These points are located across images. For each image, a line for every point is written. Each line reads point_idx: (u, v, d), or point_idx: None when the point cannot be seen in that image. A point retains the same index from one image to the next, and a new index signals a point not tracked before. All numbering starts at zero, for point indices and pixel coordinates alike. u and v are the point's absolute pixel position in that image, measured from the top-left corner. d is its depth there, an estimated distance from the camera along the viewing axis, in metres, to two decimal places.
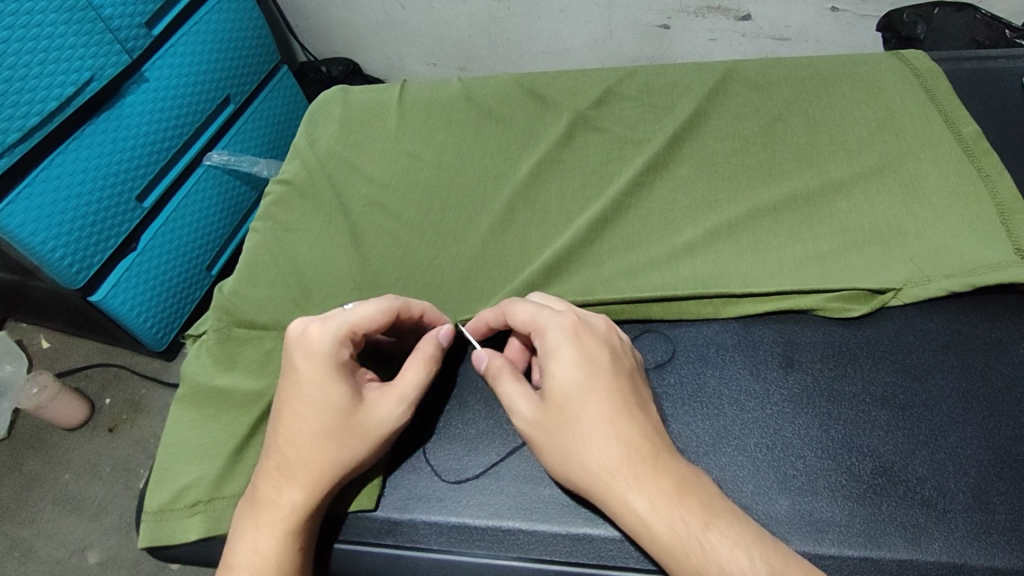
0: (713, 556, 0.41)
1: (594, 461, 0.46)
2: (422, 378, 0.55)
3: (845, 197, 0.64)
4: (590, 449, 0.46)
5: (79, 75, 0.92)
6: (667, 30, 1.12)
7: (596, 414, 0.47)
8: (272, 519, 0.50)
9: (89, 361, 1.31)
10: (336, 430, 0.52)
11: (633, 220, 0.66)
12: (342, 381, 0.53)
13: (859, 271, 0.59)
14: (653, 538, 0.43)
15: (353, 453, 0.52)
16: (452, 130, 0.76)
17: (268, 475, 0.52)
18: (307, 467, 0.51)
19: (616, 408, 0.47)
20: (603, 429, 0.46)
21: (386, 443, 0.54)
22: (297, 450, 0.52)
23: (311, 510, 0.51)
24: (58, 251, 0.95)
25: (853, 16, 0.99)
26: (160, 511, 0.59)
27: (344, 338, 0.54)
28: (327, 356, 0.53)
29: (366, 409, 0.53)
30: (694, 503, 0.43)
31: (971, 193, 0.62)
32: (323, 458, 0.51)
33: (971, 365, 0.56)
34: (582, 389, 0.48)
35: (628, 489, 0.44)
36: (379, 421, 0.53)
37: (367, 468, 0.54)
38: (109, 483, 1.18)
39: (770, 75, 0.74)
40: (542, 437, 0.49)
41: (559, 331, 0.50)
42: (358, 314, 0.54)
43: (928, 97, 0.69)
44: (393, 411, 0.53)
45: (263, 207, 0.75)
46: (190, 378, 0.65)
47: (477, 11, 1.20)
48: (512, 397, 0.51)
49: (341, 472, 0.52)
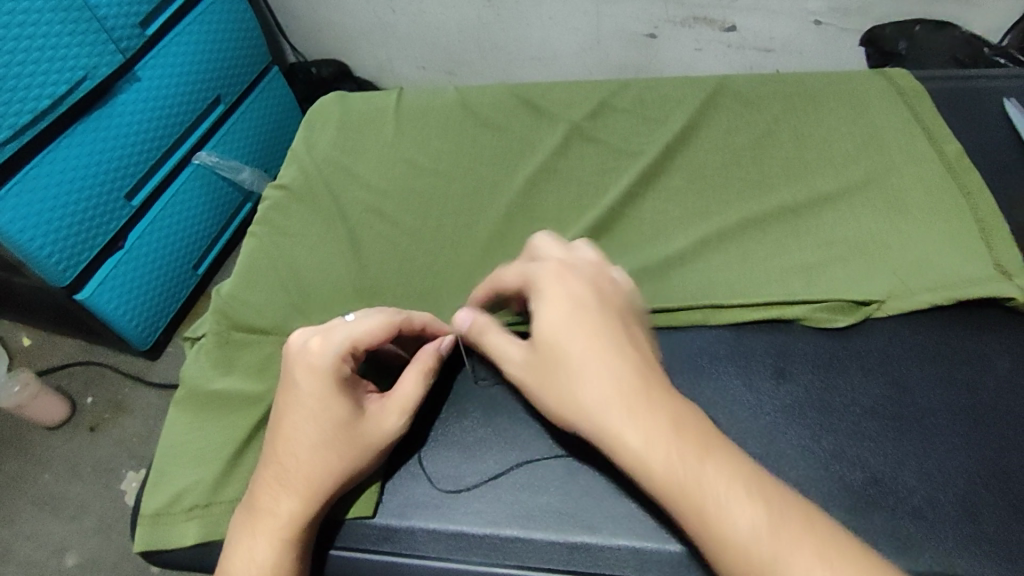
0: (709, 490, 0.42)
1: (587, 397, 0.47)
2: (419, 391, 0.57)
3: (831, 211, 0.66)
4: (584, 385, 0.47)
5: (71, 74, 0.92)
6: (654, 39, 1.13)
7: (584, 348, 0.48)
8: (270, 529, 0.52)
9: (70, 359, 1.31)
10: (338, 442, 0.53)
11: (626, 230, 0.68)
12: (345, 394, 0.54)
13: (842, 283, 0.61)
14: (655, 473, 0.44)
15: (354, 466, 0.54)
16: (449, 138, 0.77)
17: (264, 485, 0.53)
18: (307, 478, 0.53)
19: (605, 342, 0.49)
20: (593, 364, 0.48)
21: (383, 453, 0.56)
22: (298, 462, 0.53)
23: (308, 520, 0.52)
24: (47, 249, 0.96)
25: (836, 30, 1.02)
26: (156, 514, 0.60)
27: (346, 353, 0.55)
28: (329, 372, 0.54)
29: (367, 421, 0.55)
30: (688, 437, 0.44)
31: (955, 210, 0.64)
32: (324, 472, 0.53)
33: (958, 377, 0.58)
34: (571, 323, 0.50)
35: (623, 422, 0.45)
36: (382, 434, 0.55)
37: (364, 477, 0.56)
38: (90, 484, 1.18)
39: (760, 89, 0.75)
40: (533, 378, 0.52)
41: (546, 274, 0.53)
42: (361, 330, 0.55)
43: (913, 114, 0.72)
44: (394, 424, 0.55)
45: (261, 211, 0.76)
46: (187, 381, 0.66)
47: (467, 16, 1.22)
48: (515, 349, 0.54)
49: (340, 482, 0.54)
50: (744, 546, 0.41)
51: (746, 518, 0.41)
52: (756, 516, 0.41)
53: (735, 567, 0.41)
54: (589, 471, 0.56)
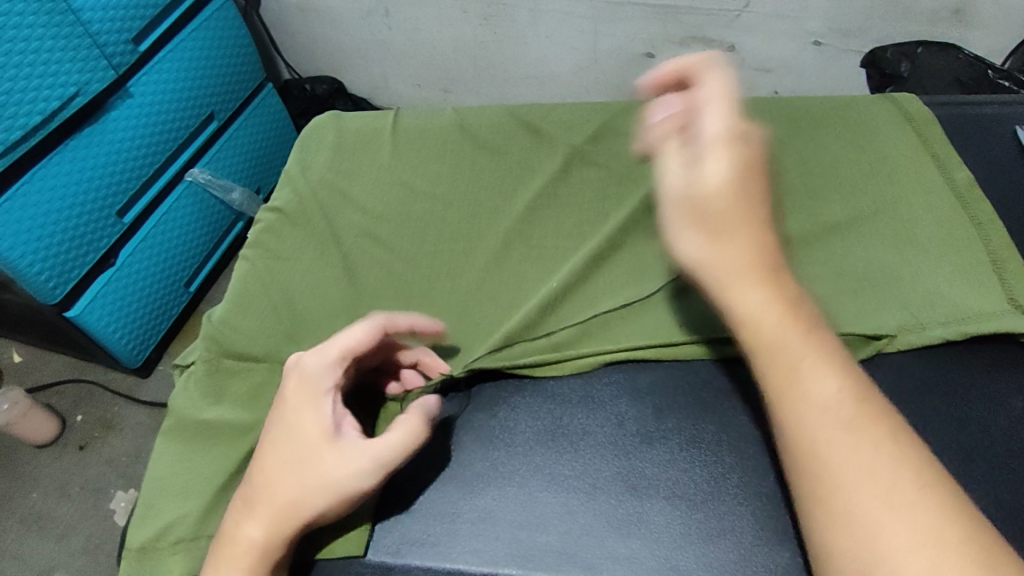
0: (803, 353, 0.43)
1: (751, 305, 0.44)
2: (400, 439, 0.51)
3: (840, 240, 0.64)
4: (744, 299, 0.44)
5: (63, 90, 0.91)
6: (651, 59, 1.11)
7: (730, 279, 0.44)
8: (228, 554, 0.50)
9: (60, 376, 1.28)
10: (298, 465, 0.50)
11: (628, 258, 0.66)
12: (321, 411, 0.52)
13: (853, 316, 0.59)
14: (754, 327, 0.44)
15: (312, 498, 0.50)
16: (447, 160, 0.76)
17: (236, 507, 0.52)
18: (265, 503, 0.50)
19: (758, 276, 0.44)
20: (742, 278, 0.44)
21: (350, 495, 0.50)
22: (263, 483, 0.51)
23: (265, 550, 0.49)
24: (36, 266, 0.94)
25: (835, 51, 0.99)
26: (143, 548, 0.57)
27: (332, 364, 0.54)
28: (310, 383, 0.53)
29: (334, 448, 0.51)
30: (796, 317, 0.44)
31: (966, 241, 0.63)
32: (282, 497, 0.50)
33: (970, 416, 0.55)
34: (733, 231, 0.44)
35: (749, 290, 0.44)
36: (345, 469, 0.50)
37: (334, 516, 0.51)
38: (78, 503, 1.15)
39: (765, 113, 0.74)
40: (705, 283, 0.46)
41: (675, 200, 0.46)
42: (347, 339, 0.54)
43: (922, 141, 0.70)
44: (361, 463, 0.50)
45: (254, 234, 0.74)
46: (176, 409, 0.64)
47: (463, 33, 1.21)
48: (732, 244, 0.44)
49: (299, 514, 0.50)
50: (825, 405, 0.41)
51: (833, 386, 0.41)
52: (840, 385, 0.41)
53: (806, 424, 0.41)
54: (590, 511, 0.53)
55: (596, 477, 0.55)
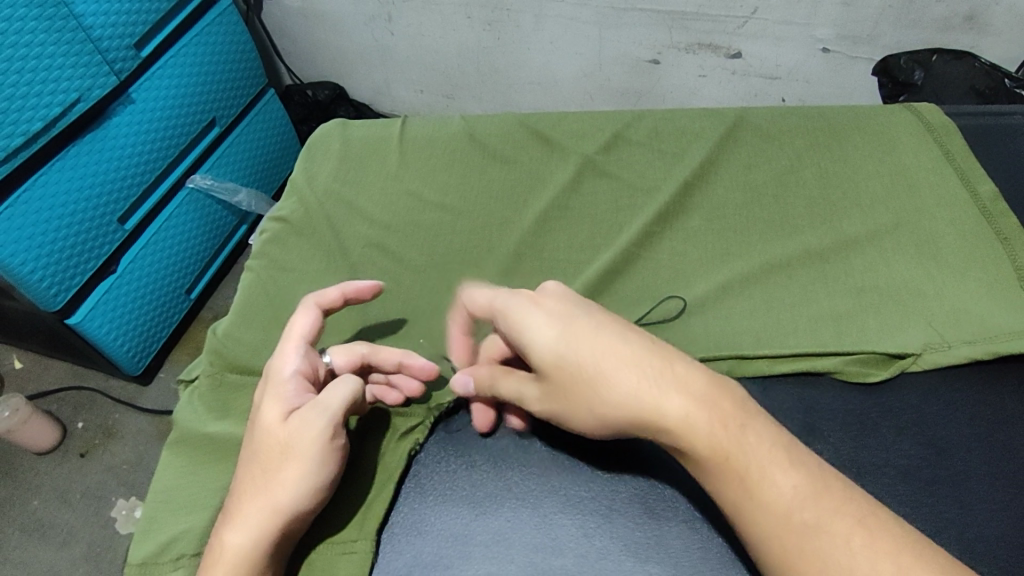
0: (752, 457, 0.41)
1: (623, 388, 0.42)
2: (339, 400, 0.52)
3: (861, 255, 0.63)
4: (617, 383, 0.43)
5: (65, 96, 0.89)
6: (657, 65, 1.10)
7: (608, 390, 0.43)
8: (212, 562, 0.48)
9: (61, 383, 1.27)
10: (261, 449, 0.51)
11: (643, 271, 0.65)
12: (270, 405, 0.52)
13: (876, 334, 0.58)
14: (690, 439, 0.41)
15: (272, 477, 0.49)
16: (456, 170, 0.74)
17: (221, 520, 0.51)
18: (238, 499, 0.50)
19: (639, 374, 0.43)
20: (622, 367, 0.43)
21: (309, 465, 0.50)
22: (238, 482, 0.51)
23: (251, 560, 0.47)
24: (37, 274, 0.92)
25: (844, 58, 0.98)
26: (143, 564, 0.55)
27: (283, 353, 0.56)
28: (268, 374, 0.55)
29: (283, 431, 0.51)
30: (728, 404, 0.42)
31: (989, 257, 0.61)
32: (251, 485, 0.50)
33: (998, 439, 0.54)
34: (610, 373, 0.43)
35: (660, 395, 0.42)
36: (296, 446, 0.50)
37: (306, 507, 0.50)
38: (78, 511, 1.13)
39: (779, 124, 0.73)
40: (561, 404, 0.47)
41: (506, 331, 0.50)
42: (294, 329, 0.57)
43: (943, 152, 0.69)
44: (305, 424, 0.51)
45: (259, 245, 0.72)
46: (180, 423, 0.62)
47: (467, 39, 1.20)
48: (626, 383, 0.42)
49: (272, 513, 0.49)
50: (784, 510, 0.39)
51: (786, 483, 0.40)
52: (795, 482, 0.40)
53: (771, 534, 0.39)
54: (607, 534, 0.51)
55: (613, 500, 0.54)
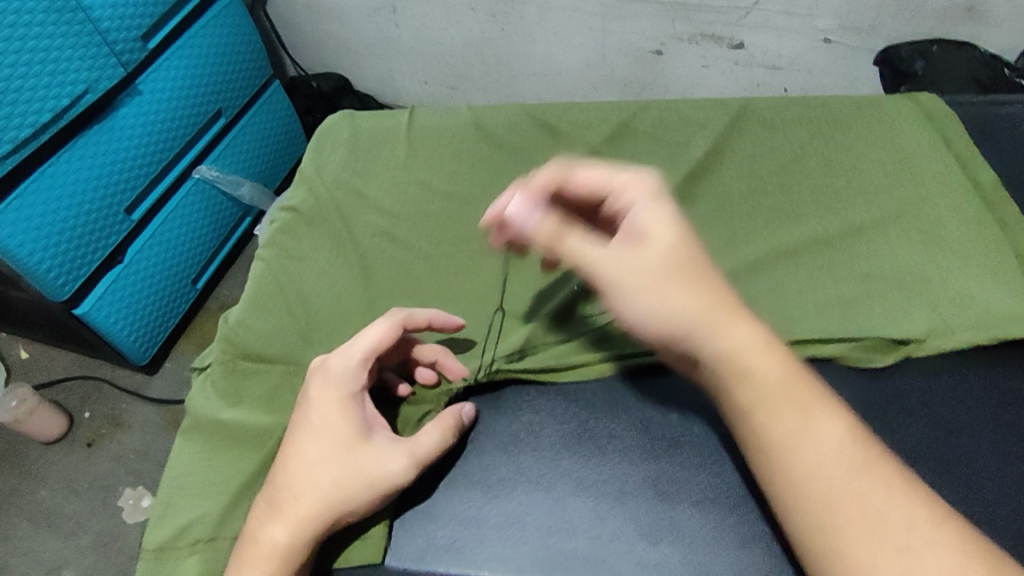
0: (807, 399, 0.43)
1: (677, 298, 0.44)
2: (435, 443, 0.54)
3: (865, 242, 0.63)
4: (678, 289, 0.45)
5: (73, 88, 0.90)
6: (660, 56, 1.11)
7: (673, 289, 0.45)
8: (255, 557, 0.49)
9: (68, 373, 1.28)
10: (335, 463, 0.51)
11: None
12: (353, 414, 0.54)
13: (879, 321, 0.58)
14: (756, 372, 0.43)
15: (349, 495, 0.51)
16: (464, 160, 0.75)
17: (258, 510, 0.51)
18: (295, 500, 0.50)
19: (722, 306, 0.45)
20: (689, 284, 0.45)
21: (385, 495, 0.52)
22: (290, 480, 0.51)
23: (299, 555, 0.49)
24: (46, 264, 0.93)
25: (846, 48, 0.98)
26: (159, 549, 0.57)
27: (359, 366, 0.55)
28: (342, 383, 0.54)
29: (367, 449, 0.52)
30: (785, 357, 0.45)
31: (992, 243, 0.62)
32: (315, 495, 0.51)
33: (1004, 422, 0.55)
34: (683, 278, 0.45)
35: (731, 324, 0.44)
36: (379, 468, 0.52)
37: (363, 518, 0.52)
38: (86, 500, 1.14)
39: (784, 113, 0.73)
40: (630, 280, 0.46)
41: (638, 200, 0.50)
42: (372, 340, 0.56)
43: (945, 141, 0.69)
44: (401, 463, 0.52)
45: (269, 233, 0.73)
46: (193, 410, 0.64)
47: (471, 31, 1.20)
48: (689, 295, 0.45)
49: (335, 520, 0.51)
50: (834, 445, 0.42)
51: (834, 426, 0.42)
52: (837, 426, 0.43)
53: (801, 482, 0.41)
54: (620, 516, 0.53)
55: (624, 482, 0.54)
